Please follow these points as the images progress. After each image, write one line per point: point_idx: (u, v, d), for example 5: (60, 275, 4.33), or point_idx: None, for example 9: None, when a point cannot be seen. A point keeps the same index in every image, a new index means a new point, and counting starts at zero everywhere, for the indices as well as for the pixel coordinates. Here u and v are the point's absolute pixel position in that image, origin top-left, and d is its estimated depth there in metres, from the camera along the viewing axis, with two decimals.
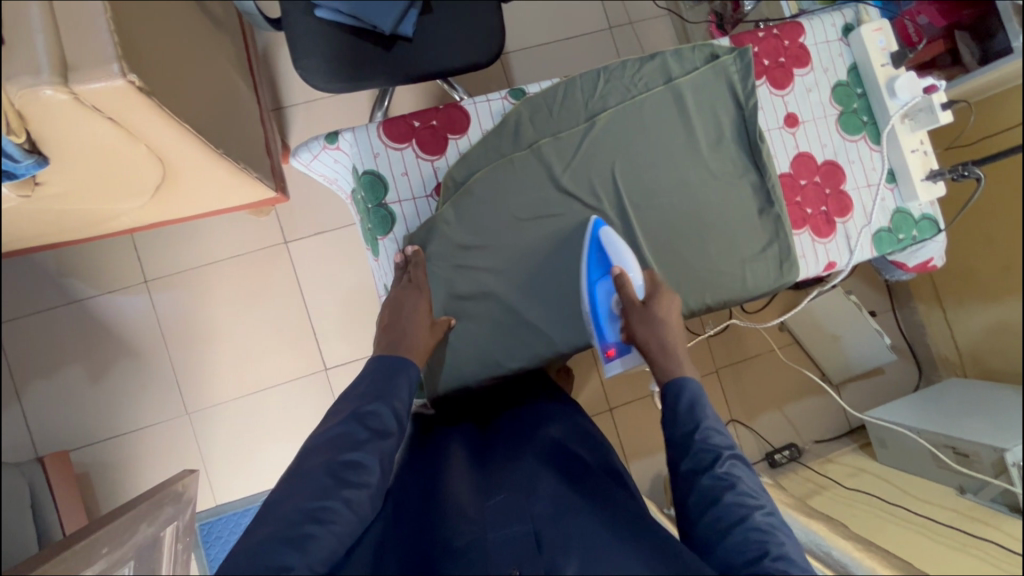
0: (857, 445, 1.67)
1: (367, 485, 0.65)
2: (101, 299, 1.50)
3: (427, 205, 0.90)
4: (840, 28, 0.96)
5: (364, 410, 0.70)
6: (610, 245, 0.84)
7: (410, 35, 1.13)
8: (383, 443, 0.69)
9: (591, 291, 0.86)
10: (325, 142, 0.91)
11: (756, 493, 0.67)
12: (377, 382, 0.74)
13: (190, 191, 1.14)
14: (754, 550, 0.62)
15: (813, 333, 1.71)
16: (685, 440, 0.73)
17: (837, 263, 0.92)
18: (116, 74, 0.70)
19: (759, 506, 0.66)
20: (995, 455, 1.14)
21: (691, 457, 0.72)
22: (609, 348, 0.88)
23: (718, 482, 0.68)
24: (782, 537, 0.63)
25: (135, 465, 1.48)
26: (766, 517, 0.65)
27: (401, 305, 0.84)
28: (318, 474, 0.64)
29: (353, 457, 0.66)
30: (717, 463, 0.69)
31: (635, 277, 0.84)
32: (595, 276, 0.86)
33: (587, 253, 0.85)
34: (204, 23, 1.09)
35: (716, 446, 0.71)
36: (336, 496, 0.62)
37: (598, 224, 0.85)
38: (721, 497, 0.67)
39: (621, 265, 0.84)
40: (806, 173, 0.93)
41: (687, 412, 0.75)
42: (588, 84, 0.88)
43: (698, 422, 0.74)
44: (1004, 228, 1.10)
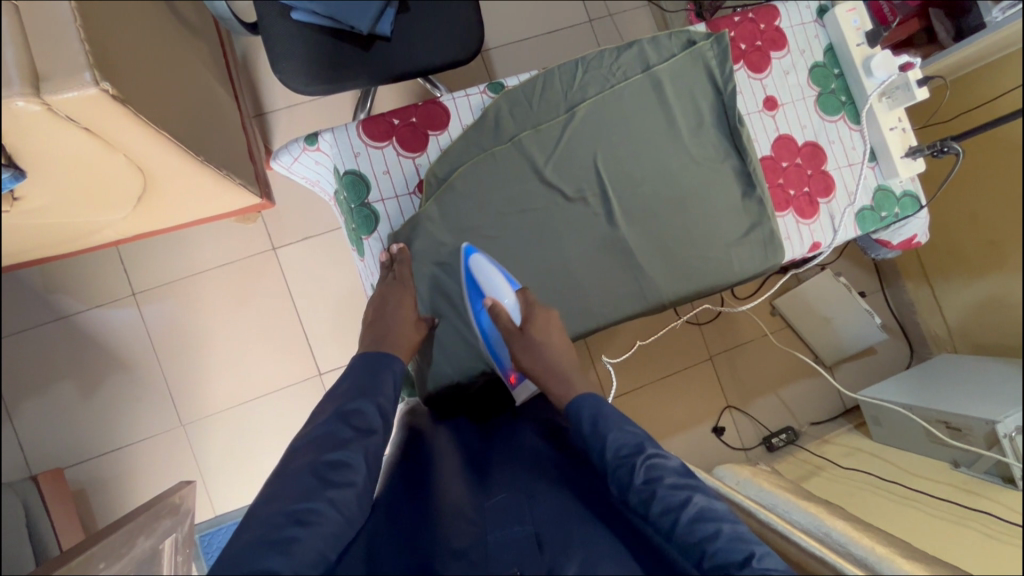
0: (852, 426, 1.69)
1: (353, 483, 0.65)
2: (90, 313, 1.49)
3: (410, 203, 0.90)
4: (814, 10, 0.96)
5: (346, 409, 0.71)
6: (481, 276, 0.85)
7: (388, 34, 1.12)
8: (368, 440, 0.69)
9: (477, 320, 0.88)
10: (304, 143, 0.90)
11: (679, 486, 0.64)
12: (360, 380, 0.75)
13: (172, 199, 1.13)
14: (695, 552, 0.59)
15: (805, 316, 1.72)
16: (604, 460, 0.69)
17: (822, 243, 0.92)
18: (89, 83, 0.70)
19: (686, 500, 0.62)
20: (987, 427, 1.15)
21: (610, 478, 0.67)
22: (509, 374, 0.89)
23: (642, 497, 0.63)
24: (717, 524, 0.60)
25: (131, 479, 1.47)
26: (698, 507, 0.61)
27: (386, 302, 0.83)
28: (303, 474, 0.64)
29: (337, 457, 0.66)
30: (635, 474, 0.65)
31: (509, 302, 0.84)
32: (476, 305, 0.87)
33: (465, 284, 0.87)
34: (177, 29, 1.08)
35: (627, 458, 0.67)
36: (321, 497, 0.62)
37: (469, 252, 0.86)
38: (649, 511, 0.63)
39: (493, 294, 0.84)
40: (788, 155, 0.93)
41: (593, 433, 0.72)
42: (566, 75, 0.88)
43: (610, 439, 0.70)
44: (998, 207, 1.10)
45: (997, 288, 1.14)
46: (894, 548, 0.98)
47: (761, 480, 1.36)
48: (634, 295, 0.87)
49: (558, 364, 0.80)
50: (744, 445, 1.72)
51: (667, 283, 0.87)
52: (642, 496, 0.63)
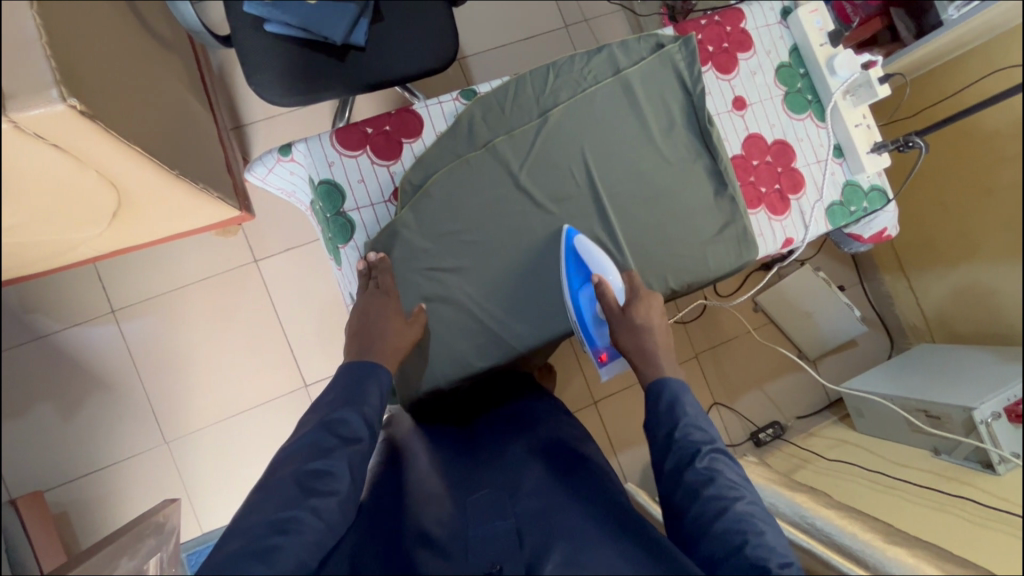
0: (837, 418, 1.71)
1: (337, 492, 0.65)
2: (68, 332, 1.47)
3: (385, 210, 0.90)
4: (778, 11, 0.98)
5: (331, 418, 0.71)
6: (589, 255, 0.85)
7: (363, 44, 1.13)
8: (352, 449, 0.69)
9: (574, 300, 0.86)
10: (278, 154, 0.90)
11: (735, 484, 0.70)
12: (344, 392, 0.75)
13: (147, 214, 1.12)
14: (737, 540, 0.64)
15: (787, 311, 1.74)
16: (668, 439, 0.75)
17: (794, 239, 0.94)
18: (56, 100, 0.69)
19: (740, 497, 0.68)
20: (965, 414, 1.17)
21: (673, 454, 0.73)
22: (600, 352, 0.89)
23: (701, 477, 0.70)
24: (762, 525, 0.66)
25: (114, 500, 1.45)
26: (747, 507, 0.67)
27: (370, 311, 0.84)
28: (285, 484, 0.64)
29: (320, 466, 0.66)
30: (699, 459, 0.71)
31: (614, 280, 0.85)
32: (576, 285, 0.86)
33: (565, 265, 0.85)
34: (148, 43, 1.08)
35: (696, 441, 0.73)
36: (303, 505, 0.62)
37: (571, 234, 0.86)
38: (703, 492, 0.69)
39: (599, 271, 0.84)
40: (758, 153, 0.94)
41: (667, 412, 0.77)
42: (538, 80, 0.89)
43: (679, 422, 0.75)
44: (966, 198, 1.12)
45: (970, 279, 1.17)
46: (876, 536, 1.00)
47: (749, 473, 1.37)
48: None
49: None
50: (731, 441, 1.73)
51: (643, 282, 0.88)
52: (700, 478, 0.70)
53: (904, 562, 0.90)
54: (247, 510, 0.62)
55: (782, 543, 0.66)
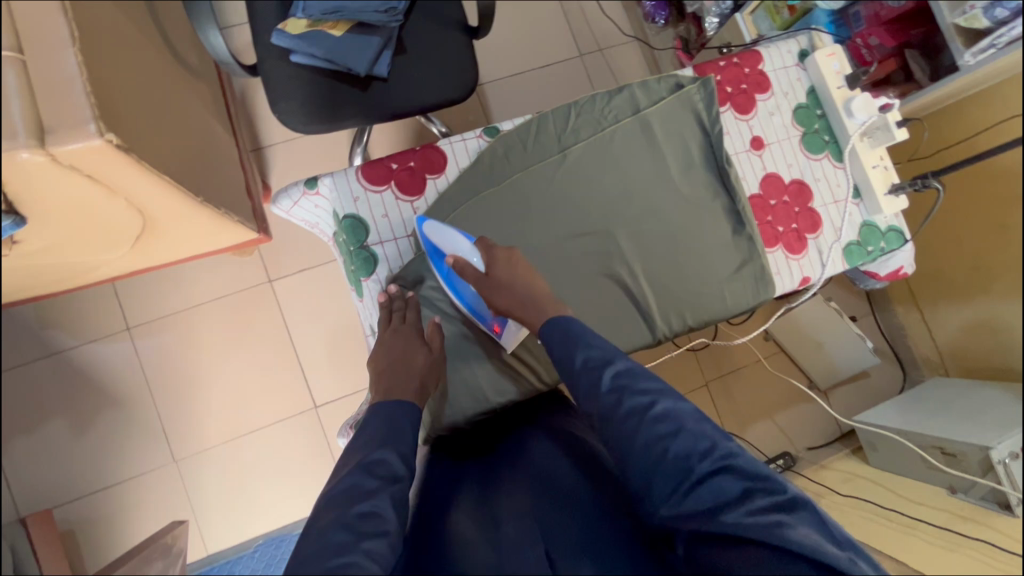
0: (849, 450, 1.68)
1: (387, 533, 0.60)
2: (84, 348, 1.48)
3: (408, 245, 0.91)
4: (796, 54, 1.00)
5: (370, 459, 0.66)
6: (440, 238, 0.86)
7: (385, 75, 1.15)
8: (395, 487, 0.65)
9: (447, 283, 0.89)
10: (304, 187, 0.91)
11: (645, 392, 0.69)
12: (380, 432, 0.71)
13: (169, 236, 1.13)
14: (657, 449, 0.64)
15: (798, 341, 1.74)
16: (573, 371, 0.74)
17: (811, 277, 0.94)
18: (94, 134, 0.70)
19: (652, 401, 0.68)
20: (982, 453, 1.15)
21: (582, 385, 0.72)
22: (492, 324, 0.88)
23: (611, 399, 0.69)
24: (680, 423, 0.65)
25: (122, 518, 1.44)
26: (662, 410, 0.67)
27: (394, 346, 0.84)
28: (332, 531, 0.59)
29: (366, 507, 0.61)
30: (602, 380, 0.70)
31: (467, 251, 0.85)
32: (441, 267, 0.88)
33: (428, 252, 0.87)
34: (177, 72, 1.10)
35: (597, 366, 0.72)
36: (356, 550, 0.57)
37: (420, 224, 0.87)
38: (617, 413, 0.68)
39: (453, 250, 0.85)
40: (775, 193, 0.95)
41: (567, 344, 0.76)
42: (559, 118, 0.91)
43: (579, 354, 0.74)
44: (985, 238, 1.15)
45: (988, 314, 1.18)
46: None
47: None
48: (633, 331, 0.88)
49: None
50: None
51: (662, 320, 0.89)
52: (610, 401, 0.69)
53: None
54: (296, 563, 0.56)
55: (703, 430, 0.66)
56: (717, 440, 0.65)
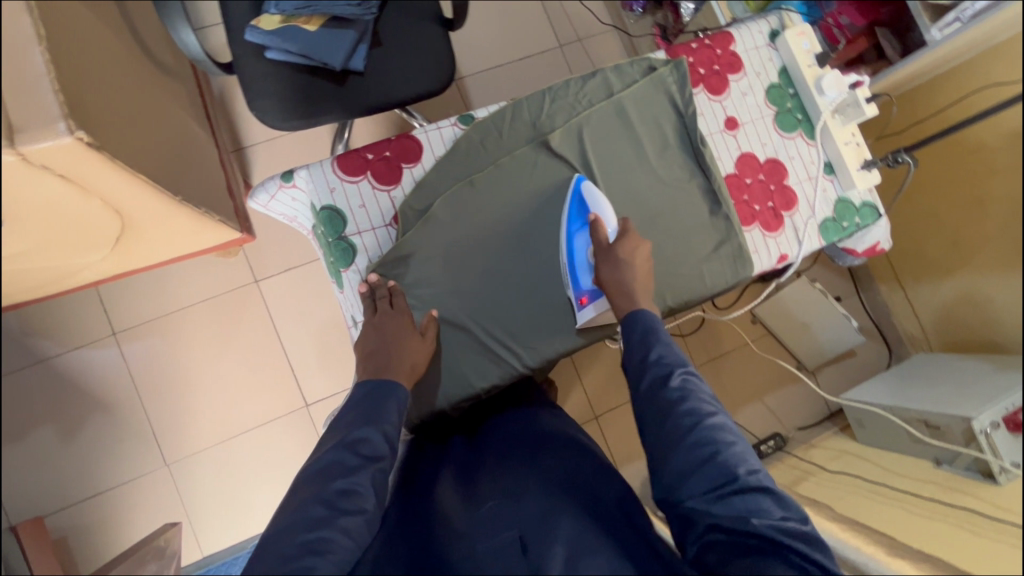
0: (838, 428, 1.71)
1: (362, 510, 0.67)
2: (70, 355, 1.47)
3: (387, 234, 0.90)
4: (766, 34, 1.00)
5: (353, 438, 0.72)
6: (592, 198, 0.85)
7: (361, 69, 1.15)
8: (375, 467, 0.71)
9: (569, 242, 0.86)
10: (280, 181, 0.90)
11: (707, 401, 0.71)
12: (364, 409, 0.76)
13: (148, 237, 1.12)
14: (707, 452, 0.67)
15: (784, 323, 1.76)
16: (640, 362, 0.76)
17: (789, 255, 0.95)
18: (63, 132, 0.71)
19: (713, 411, 0.70)
20: (963, 424, 1.18)
21: (647, 377, 0.74)
22: (580, 295, 0.86)
23: (674, 396, 0.71)
24: (734, 438, 0.69)
25: (115, 524, 1.44)
26: (719, 421, 0.70)
27: (384, 332, 0.84)
28: (310, 504, 0.65)
29: (345, 485, 0.67)
30: (671, 378, 0.73)
31: (609, 223, 0.85)
32: (574, 226, 0.86)
33: (568, 206, 0.86)
34: (150, 71, 1.10)
35: (669, 364, 0.74)
36: (332, 526, 0.64)
37: (580, 179, 0.87)
38: (677, 410, 0.70)
39: (598, 213, 0.84)
40: (751, 172, 0.96)
41: (641, 339, 0.78)
42: (534, 104, 0.91)
43: (653, 348, 0.76)
44: (959, 214, 1.20)
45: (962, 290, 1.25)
46: None
47: None
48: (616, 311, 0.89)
49: None
50: None
51: None
52: (672, 397, 0.71)
53: None
54: (277, 532, 0.63)
55: (751, 452, 0.69)
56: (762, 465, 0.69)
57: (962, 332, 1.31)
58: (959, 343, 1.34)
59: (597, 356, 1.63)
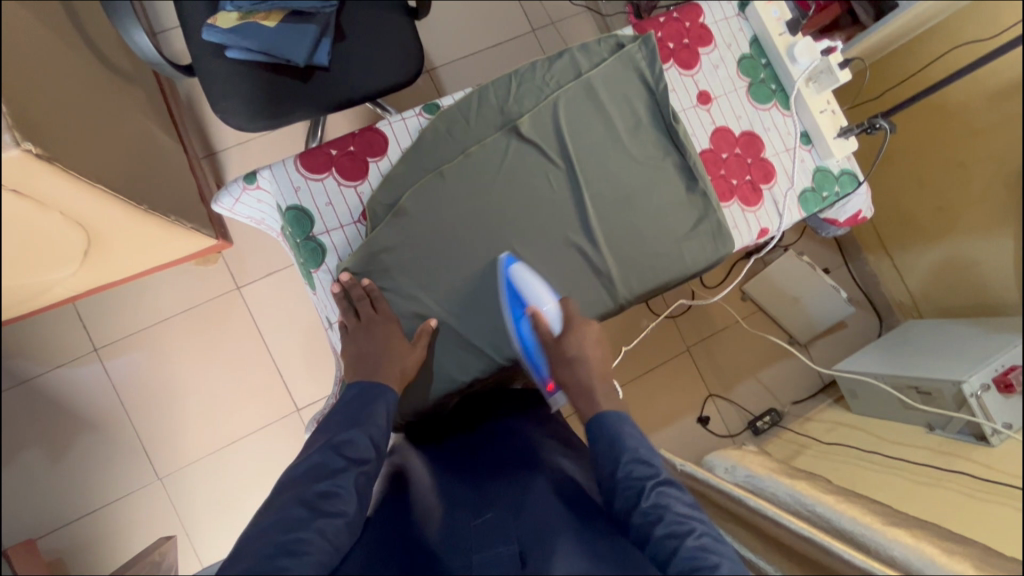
0: (833, 401, 1.74)
1: (343, 513, 0.66)
2: (52, 374, 1.44)
3: (356, 232, 0.88)
4: (735, 4, 0.98)
5: (338, 440, 0.72)
6: (524, 283, 0.85)
7: (326, 64, 1.12)
8: (360, 470, 0.70)
9: (517, 333, 0.86)
10: (243, 183, 0.87)
11: (685, 518, 0.67)
12: (350, 411, 0.76)
13: (118, 250, 1.09)
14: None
15: (774, 298, 1.76)
16: (613, 478, 0.73)
17: (769, 228, 0.93)
18: (10, 144, 0.68)
19: (690, 531, 0.65)
20: (954, 388, 1.19)
21: (619, 497, 0.71)
22: (546, 381, 0.91)
23: (647, 517, 0.67)
24: (717, 559, 0.62)
25: (111, 540, 1.42)
26: (700, 542, 0.64)
27: (375, 335, 0.82)
28: (290, 505, 0.64)
29: (326, 487, 0.67)
30: (643, 497, 0.69)
31: (552, 310, 0.86)
32: (516, 316, 0.86)
33: (505, 297, 0.85)
34: (104, 77, 1.06)
35: (639, 480, 0.71)
36: (309, 527, 0.62)
37: (508, 262, 0.84)
38: (651, 534, 0.66)
39: (535, 302, 0.85)
40: (726, 146, 0.94)
41: (609, 448, 0.76)
42: (501, 88, 0.89)
43: (623, 459, 0.73)
44: (972, 184, 1.28)
45: (972, 251, 1.33)
46: (936, 543, 0.96)
47: (750, 462, 1.41)
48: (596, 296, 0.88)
49: (584, 365, 0.85)
50: (730, 431, 1.74)
51: (622, 284, 0.88)
52: (647, 520, 0.67)
53: (931, 550, 0.93)
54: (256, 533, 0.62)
55: (742, 573, 0.62)
56: None
57: (978, 301, 1.40)
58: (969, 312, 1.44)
59: None
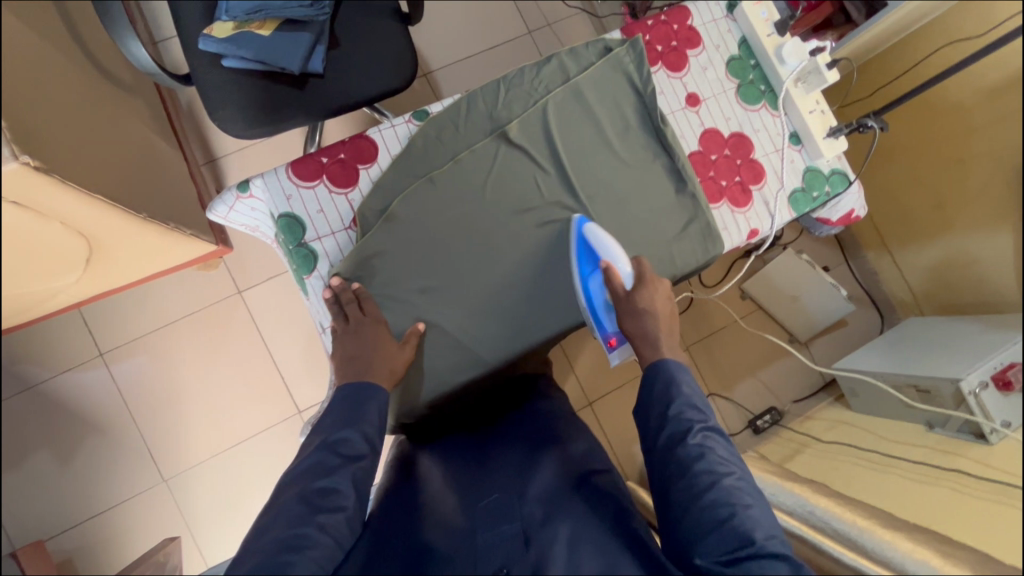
0: (833, 398, 1.71)
1: (343, 507, 0.69)
2: (57, 378, 1.47)
3: (347, 238, 0.89)
4: (724, 6, 0.98)
5: (334, 438, 0.73)
6: (595, 240, 0.84)
7: (321, 71, 1.13)
8: (356, 466, 0.72)
9: (584, 287, 0.85)
10: (237, 192, 0.88)
11: (725, 461, 0.71)
12: (346, 410, 0.76)
13: (120, 257, 1.12)
14: (725, 512, 0.66)
15: (773, 297, 1.76)
16: (663, 414, 0.76)
17: (760, 229, 0.93)
18: (8, 157, 0.70)
19: (729, 472, 0.70)
20: (953, 386, 1.20)
21: (667, 430, 0.75)
22: (609, 338, 0.86)
23: (693, 452, 0.71)
24: (749, 500, 0.68)
25: (115, 542, 1.45)
26: (735, 483, 0.69)
27: (363, 339, 0.83)
28: (292, 503, 0.67)
29: (325, 484, 0.69)
30: (690, 435, 0.73)
31: (624, 267, 0.83)
32: (585, 270, 0.85)
33: (575, 250, 0.85)
34: (103, 88, 1.08)
35: (689, 419, 0.74)
36: (311, 522, 0.65)
37: (580, 222, 0.85)
38: (693, 466, 0.71)
39: (607, 257, 0.83)
40: (716, 148, 0.94)
41: (664, 389, 0.77)
42: (489, 95, 0.89)
43: (675, 399, 0.76)
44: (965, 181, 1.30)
45: (965, 247, 1.36)
46: (928, 540, 0.96)
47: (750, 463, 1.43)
48: None
49: None
50: (730, 430, 1.74)
51: None
52: (691, 454, 0.71)
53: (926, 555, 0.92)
54: (257, 531, 0.64)
55: (769, 515, 0.68)
56: (778, 529, 0.67)
57: (961, 300, 1.45)
58: (956, 311, 1.48)
59: (586, 343, 1.65)
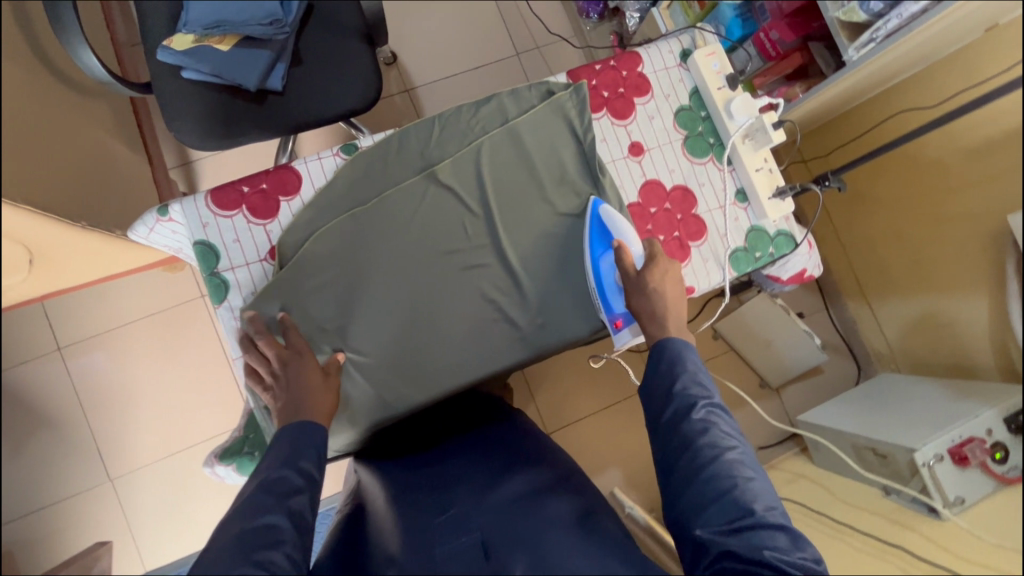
0: (798, 449, 1.66)
1: (284, 542, 0.62)
2: (14, 370, 1.48)
3: (262, 270, 0.88)
4: (678, 54, 0.96)
5: (270, 478, 0.67)
6: (610, 220, 0.86)
7: (280, 88, 1.13)
8: (294, 500, 0.66)
9: (594, 265, 0.85)
10: (156, 215, 0.88)
11: (730, 436, 0.70)
12: (283, 449, 0.71)
13: (69, 260, 1.12)
14: (726, 484, 0.65)
15: (746, 340, 1.70)
16: (667, 391, 0.74)
17: (696, 287, 0.90)
18: None
19: (732, 445, 0.69)
20: (908, 455, 1.13)
21: (671, 408, 0.73)
22: (616, 318, 0.85)
23: (697, 428, 0.70)
24: (751, 472, 0.67)
25: (56, 538, 1.45)
26: (738, 456, 0.68)
27: (291, 376, 0.78)
28: (229, 547, 0.60)
29: (266, 520, 0.63)
30: (694, 410, 0.71)
31: (634, 248, 0.85)
32: (597, 249, 0.85)
33: (589, 229, 0.86)
34: (59, 94, 1.08)
35: (693, 396, 0.72)
36: (248, 562, 0.59)
37: (597, 203, 0.86)
38: (696, 441, 0.69)
39: (621, 237, 0.85)
40: (655, 201, 0.92)
41: (668, 369, 0.75)
42: (423, 131, 0.88)
43: (680, 377, 0.74)
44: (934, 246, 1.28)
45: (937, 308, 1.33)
46: None
47: None
48: (519, 341, 0.87)
49: None
50: None
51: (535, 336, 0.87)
52: (695, 429, 0.70)
53: None
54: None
55: (770, 486, 0.68)
56: (778, 498, 0.67)
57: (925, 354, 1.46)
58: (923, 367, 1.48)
59: (548, 372, 1.62)
